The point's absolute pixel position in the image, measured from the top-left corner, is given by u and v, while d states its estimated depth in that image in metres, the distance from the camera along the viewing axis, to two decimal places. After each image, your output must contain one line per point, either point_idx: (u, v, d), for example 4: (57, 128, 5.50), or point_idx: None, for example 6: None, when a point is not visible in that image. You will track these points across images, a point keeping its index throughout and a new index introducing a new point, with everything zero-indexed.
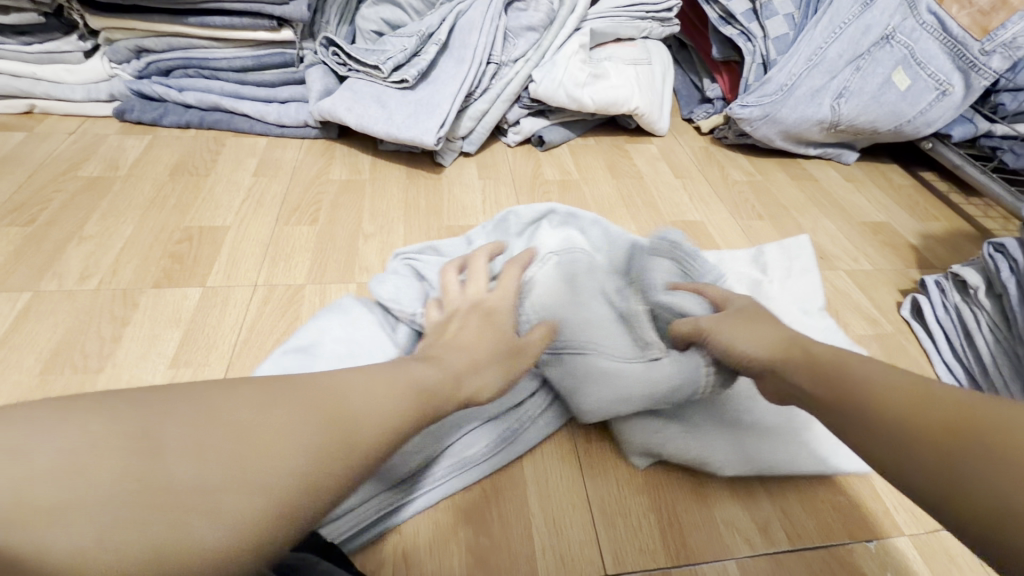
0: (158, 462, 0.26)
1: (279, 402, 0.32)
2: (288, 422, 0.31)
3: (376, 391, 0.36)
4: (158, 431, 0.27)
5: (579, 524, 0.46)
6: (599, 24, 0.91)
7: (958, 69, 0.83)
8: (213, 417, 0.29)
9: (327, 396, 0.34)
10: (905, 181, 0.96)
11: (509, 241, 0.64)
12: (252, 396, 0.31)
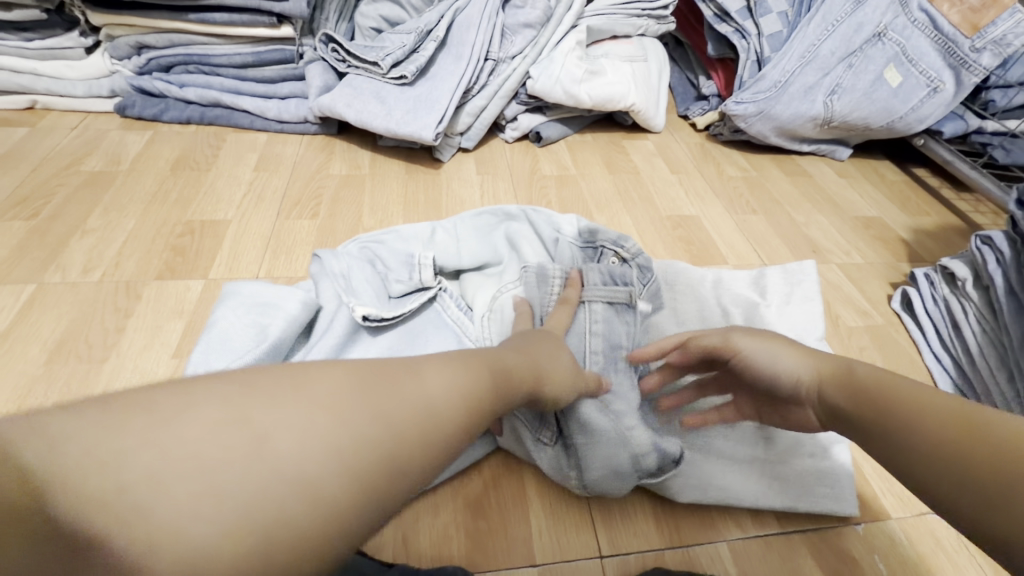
0: (263, 454, 0.24)
1: (363, 384, 0.29)
2: (376, 404, 0.28)
3: (458, 372, 0.34)
4: (261, 418, 0.25)
5: (575, 508, 0.47)
6: (596, 22, 0.92)
7: (948, 66, 0.85)
8: (314, 403, 0.27)
9: (415, 379, 0.31)
10: (898, 177, 0.98)
11: (471, 235, 0.66)
12: (335, 376, 0.28)
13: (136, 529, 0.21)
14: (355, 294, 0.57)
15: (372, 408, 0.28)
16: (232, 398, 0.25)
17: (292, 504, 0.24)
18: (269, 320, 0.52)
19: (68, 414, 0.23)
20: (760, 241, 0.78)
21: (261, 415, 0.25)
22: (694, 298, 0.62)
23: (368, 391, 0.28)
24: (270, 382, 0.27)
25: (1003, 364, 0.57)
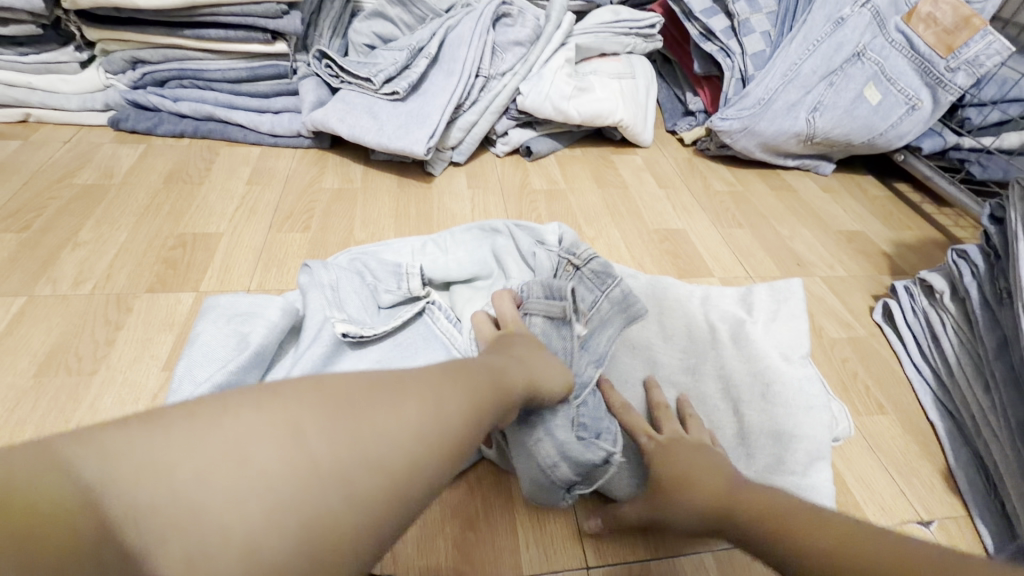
0: (303, 446, 0.26)
1: (385, 393, 0.30)
2: (398, 414, 0.30)
3: (471, 384, 0.35)
4: (299, 416, 0.27)
5: (562, 520, 0.48)
6: (584, 40, 0.95)
7: (925, 84, 0.88)
8: (345, 402, 0.29)
9: (433, 381, 0.33)
10: (880, 191, 1.00)
11: (461, 248, 0.67)
12: (359, 386, 0.30)
13: (196, 529, 0.23)
14: (343, 305, 0.57)
15: (395, 417, 0.29)
16: (272, 407, 0.27)
17: (331, 501, 0.26)
18: (261, 333, 0.52)
19: (134, 424, 0.25)
20: (745, 254, 0.80)
21: (297, 425, 0.27)
22: (680, 311, 0.63)
23: (389, 400, 0.30)
24: (304, 390, 0.29)
25: (979, 375, 0.58)
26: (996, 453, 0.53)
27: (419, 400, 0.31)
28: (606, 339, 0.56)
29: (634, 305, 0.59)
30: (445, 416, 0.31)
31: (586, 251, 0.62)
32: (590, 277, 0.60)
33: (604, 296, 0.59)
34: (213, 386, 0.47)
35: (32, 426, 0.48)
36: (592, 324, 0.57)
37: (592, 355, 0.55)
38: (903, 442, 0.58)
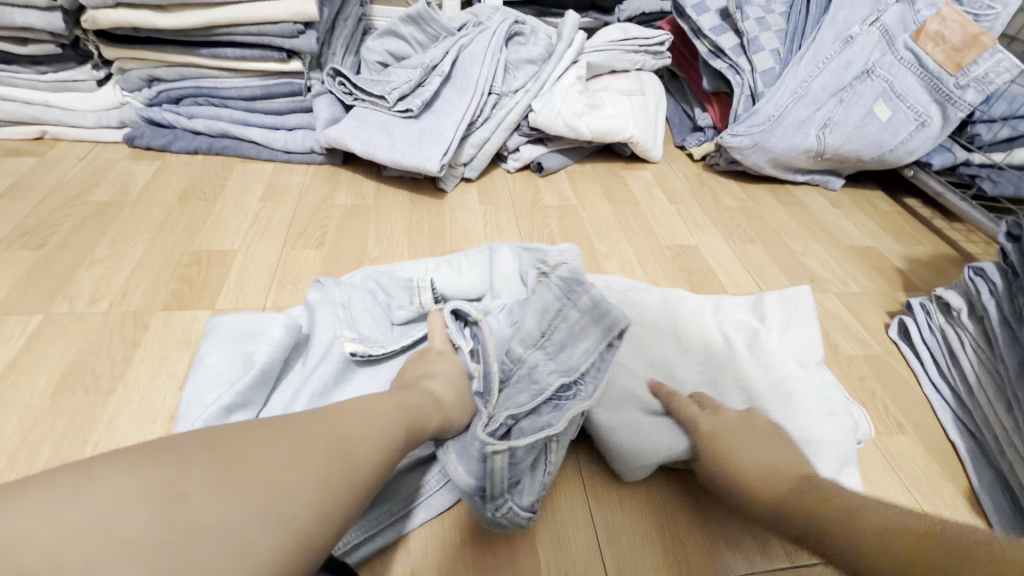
0: (186, 506, 0.25)
1: (284, 439, 0.30)
2: (300, 457, 0.30)
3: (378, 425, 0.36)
4: (185, 476, 0.26)
5: (584, 541, 0.47)
6: (595, 58, 0.95)
7: (935, 101, 0.88)
8: (244, 453, 0.28)
9: (340, 425, 0.33)
10: (890, 207, 1.00)
11: (471, 267, 0.66)
12: (255, 433, 0.30)
13: None
14: (354, 323, 0.57)
15: (294, 459, 0.29)
16: (152, 463, 0.26)
17: (219, 561, 0.24)
18: (265, 353, 0.51)
19: None
20: (758, 270, 0.80)
21: (181, 479, 0.26)
22: (696, 328, 0.63)
23: (291, 441, 0.30)
24: (185, 445, 0.28)
25: (1001, 394, 0.57)
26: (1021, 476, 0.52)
27: (322, 443, 0.31)
28: (578, 350, 0.52)
29: (611, 312, 0.53)
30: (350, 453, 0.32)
31: (557, 261, 0.60)
32: (558, 286, 0.56)
33: (572, 305, 0.54)
34: (219, 407, 0.46)
35: (49, 446, 0.48)
36: (560, 336, 0.53)
37: (559, 365, 0.51)
38: (925, 462, 0.57)
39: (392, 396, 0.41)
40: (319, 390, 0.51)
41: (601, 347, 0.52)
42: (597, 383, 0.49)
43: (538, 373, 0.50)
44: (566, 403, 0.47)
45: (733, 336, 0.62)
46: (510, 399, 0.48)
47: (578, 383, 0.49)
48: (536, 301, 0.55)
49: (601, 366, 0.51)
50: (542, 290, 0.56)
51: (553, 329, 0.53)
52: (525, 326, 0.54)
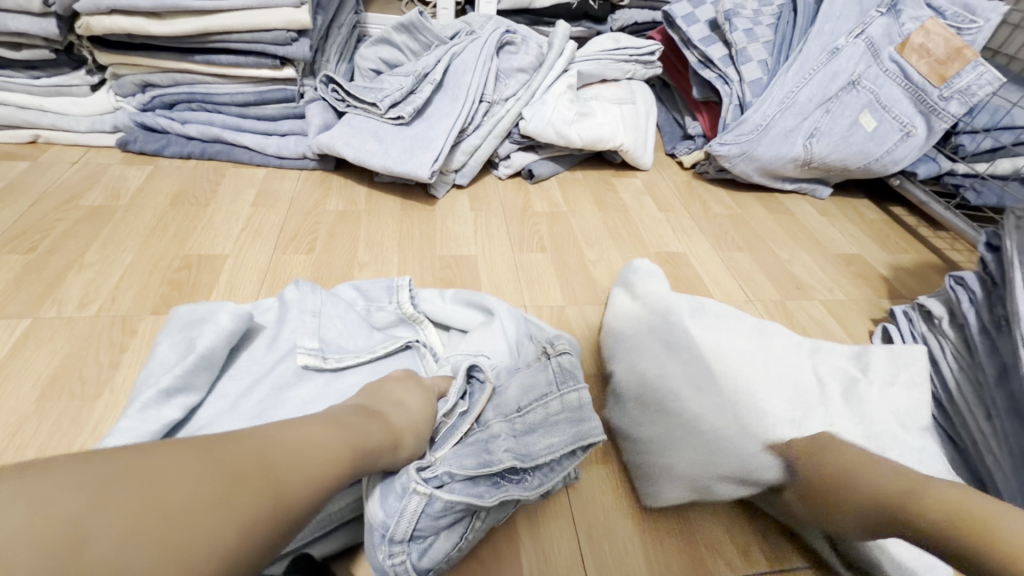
0: (80, 552, 0.23)
1: (204, 470, 0.28)
2: (217, 493, 0.27)
3: (315, 450, 0.33)
4: (87, 515, 0.24)
5: (567, 546, 0.47)
6: (586, 67, 0.97)
7: (920, 112, 0.90)
8: (159, 489, 0.26)
9: (274, 457, 0.31)
10: (876, 215, 1.01)
11: (462, 309, 0.62)
12: (170, 461, 0.27)
13: None
14: (320, 331, 0.57)
15: (210, 494, 0.27)
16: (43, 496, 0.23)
17: None
18: (207, 340, 0.52)
19: None
20: (746, 278, 0.81)
21: (74, 520, 0.23)
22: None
23: (211, 473, 0.28)
24: (85, 471, 0.25)
25: (981, 401, 0.58)
26: (999, 481, 0.53)
27: (245, 477, 0.29)
28: (544, 440, 0.46)
29: (591, 423, 0.46)
30: (275, 486, 0.30)
31: (563, 343, 0.52)
32: (555, 371, 0.50)
33: (558, 396, 0.48)
34: (159, 390, 0.48)
35: (34, 451, 0.48)
36: (535, 416, 0.47)
37: (519, 445, 0.45)
38: None
39: (336, 421, 0.38)
40: (278, 382, 0.53)
41: (565, 450, 0.45)
42: (544, 479, 0.45)
43: (496, 446, 0.44)
44: (505, 488, 0.43)
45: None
46: (455, 455, 0.43)
47: (528, 472, 0.44)
48: (527, 373, 0.50)
49: (557, 467, 0.46)
50: (536, 367, 0.50)
51: (532, 407, 0.47)
52: (507, 394, 0.49)
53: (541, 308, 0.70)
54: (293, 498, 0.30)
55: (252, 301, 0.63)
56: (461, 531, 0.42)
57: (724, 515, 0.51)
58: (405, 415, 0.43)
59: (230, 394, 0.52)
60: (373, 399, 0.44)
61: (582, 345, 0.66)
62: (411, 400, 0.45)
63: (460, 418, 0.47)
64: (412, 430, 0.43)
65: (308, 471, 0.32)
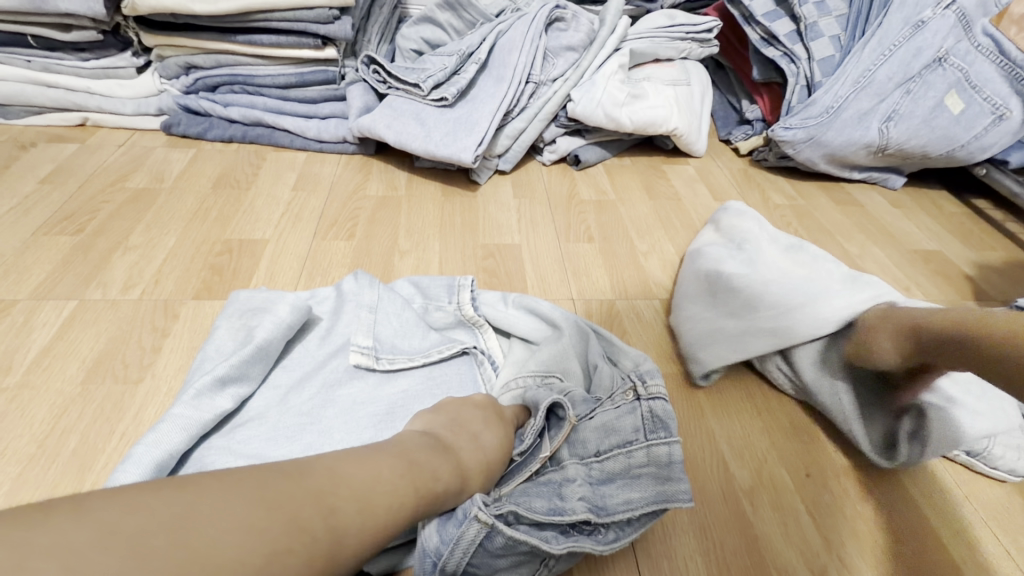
0: None
1: (259, 515, 0.27)
2: (259, 542, 0.26)
3: (372, 491, 0.32)
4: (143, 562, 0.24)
5: (623, 567, 0.43)
6: (639, 45, 0.91)
7: (1015, 93, 0.81)
8: (214, 539, 0.25)
9: (330, 503, 0.30)
10: (956, 208, 0.92)
11: (526, 320, 0.57)
12: (211, 506, 0.26)
13: None
14: (375, 329, 0.54)
15: (254, 546, 0.26)
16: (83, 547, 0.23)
17: None
18: (266, 330, 0.52)
19: None
20: None
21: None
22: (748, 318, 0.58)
23: (255, 519, 0.27)
24: (140, 509, 0.25)
25: None
26: None
27: (292, 525, 0.27)
28: (623, 494, 0.42)
29: (677, 486, 0.42)
30: (325, 539, 0.28)
31: (658, 383, 0.47)
32: (644, 417, 0.45)
33: (645, 447, 0.44)
34: (213, 378, 0.47)
35: (77, 436, 0.47)
36: (615, 465, 0.43)
37: (594, 495, 0.41)
38: (1006, 494, 0.51)
39: (405, 453, 0.36)
40: (329, 379, 0.52)
41: (645, 509, 0.41)
42: (618, 534, 0.40)
43: (567, 497, 0.40)
44: (576, 540, 0.39)
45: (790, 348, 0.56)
46: (524, 495, 0.40)
47: (602, 526, 0.40)
48: (610, 413, 0.46)
49: (636, 523, 0.41)
50: (623, 409, 0.46)
51: (613, 453, 0.44)
52: (583, 436, 0.45)
53: (589, 302, 0.66)
54: (344, 551, 0.29)
55: (310, 289, 0.62)
56: (524, 572, 0.39)
57: (797, 538, 0.46)
58: (476, 449, 0.40)
59: (283, 386, 0.51)
60: (447, 427, 0.41)
61: (634, 342, 0.61)
62: (486, 435, 0.42)
63: (533, 455, 0.43)
64: (483, 470, 0.40)
65: (360, 514, 0.30)
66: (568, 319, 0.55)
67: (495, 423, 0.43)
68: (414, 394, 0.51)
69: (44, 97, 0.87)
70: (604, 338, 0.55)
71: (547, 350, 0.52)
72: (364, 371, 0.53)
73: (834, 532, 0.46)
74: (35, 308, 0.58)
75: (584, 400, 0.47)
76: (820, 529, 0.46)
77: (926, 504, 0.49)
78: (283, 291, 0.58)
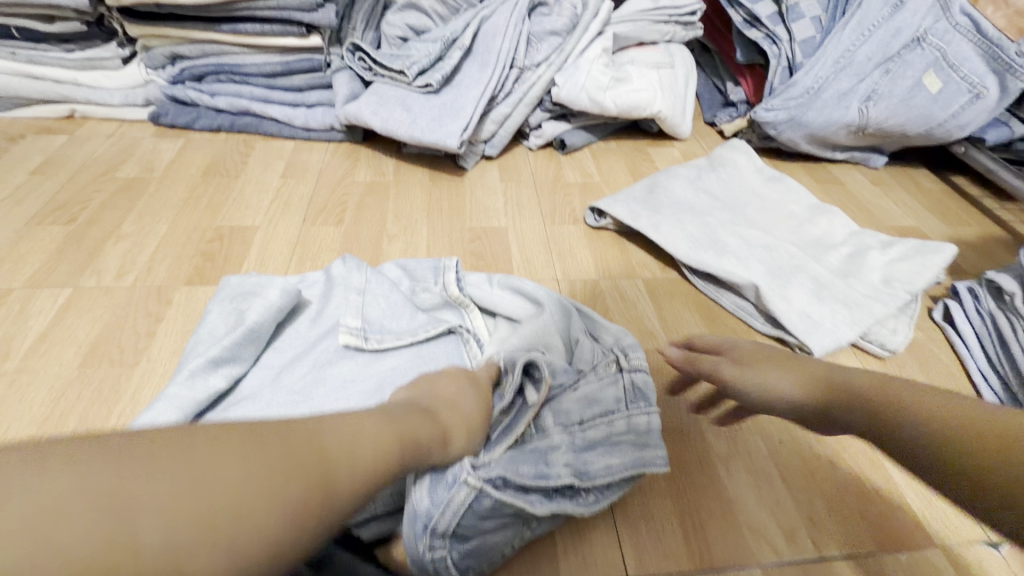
0: (134, 523, 0.25)
1: (255, 454, 0.29)
2: (256, 475, 0.28)
3: (360, 438, 0.34)
4: (142, 493, 0.26)
5: (601, 527, 0.45)
6: (622, 29, 0.91)
7: (992, 71, 0.81)
8: (208, 473, 0.27)
9: (316, 446, 0.31)
10: (935, 185, 0.94)
11: (506, 300, 0.58)
12: (207, 445, 0.28)
13: None
14: (362, 311, 0.56)
15: (249, 478, 0.28)
16: (96, 474, 0.26)
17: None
18: (257, 312, 0.53)
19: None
20: None
21: (122, 496, 0.25)
22: (719, 269, 0.65)
23: (239, 476, 0.28)
24: (144, 446, 0.27)
25: None
26: None
27: (286, 463, 0.30)
28: (604, 460, 0.44)
29: (654, 452, 0.45)
30: (318, 474, 0.30)
31: (637, 357, 0.50)
32: (625, 389, 0.48)
33: (624, 417, 0.46)
34: (207, 359, 0.49)
35: (76, 417, 0.49)
36: (597, 433, 0.45)
37: (577, 458, 0.43)
38: None
39: (393, 416, 0.38)
40: (320, 358, 0.54)
41: (624, 474, 0.43)
42: (596, 498, 0.43)
43: (552, 462, 0.42)
44: (559, 503, 0.41)
45: (740, 285, 0.64)
46: (512, 460, 0.41)
47: (584, 489, 0.43)
48: (593, 384, 0.48)
49: (615, 487, 0.44)
50: (605, 381, 0.48)
51: (595, 422, 0.46)
52: (563, 404, 0.47)
53: (573, 281, 0.67)
54: (337, 487, 0.31)
55: (300, 273, 0.63)
56: (508, 534, 0.41)
57: (767, 498, 0.48)
58: (460, 419, 0.42)
59: (275, 365, 0.53)
60: (427, 396, 0.43)
61: (617, 319, 0.63)
62: (467, 399, 0.44)
63: (519, 416, 0.45)
64: (463, 428, 0.42)
65: (350, 457, 0.32)
66: (547, 298, 0.57)
67: (474, 388, 0.45)
68: (402, 372, 0.53)
69: (31, 89, 0.87)
70: (587, 317, 0.57)
71: (531, 327, 0.54)
72: (353, 350, 0.55)
73: (803, 492, 0.49)
74: (30, 297, 0.59)
75: (566, 371, 0.49)
76: (790, 492, 0.49)
77: (887, 461, 0.52)
78: (275, 276, 0.60)
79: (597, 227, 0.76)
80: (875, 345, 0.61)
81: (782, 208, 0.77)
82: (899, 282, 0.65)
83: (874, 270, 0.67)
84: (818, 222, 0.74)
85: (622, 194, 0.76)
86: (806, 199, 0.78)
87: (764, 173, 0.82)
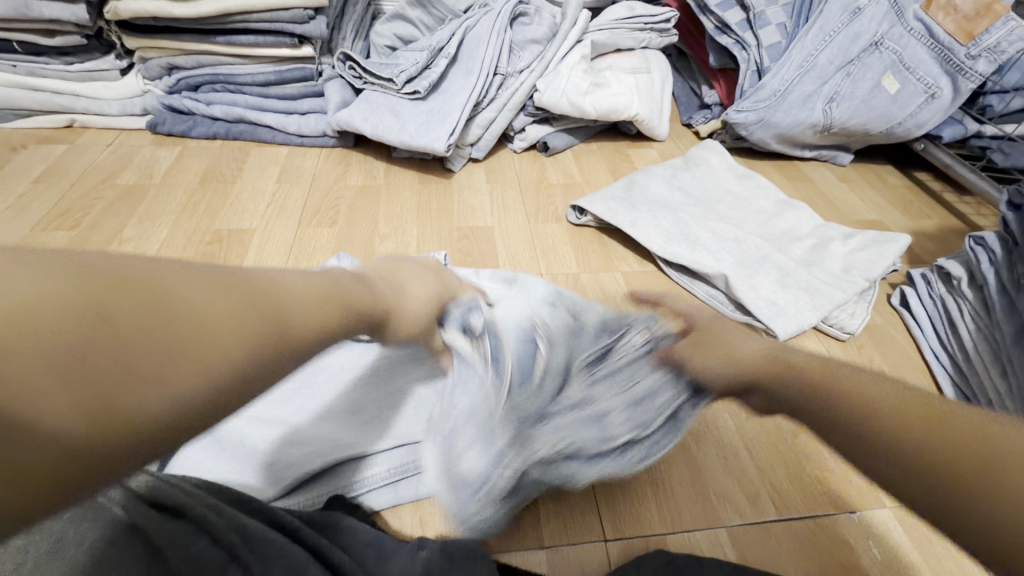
0: (107, 330, 0.22)
1: (220, 288, 0.27)
2: (227, 304, 0.26)
3: (315, 296, 0.32)
4: (109, 304, 0.23)
5: (581, 495, 0.49)
6: (599, 36, 0.96)
7: (945, 72, 0.87)
8: (177, 297, 0.25)
9: (275, 296, 0.29)
10: (898, 180, 1.00)
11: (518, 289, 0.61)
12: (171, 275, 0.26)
13: None
14: None
15: (221, 307, 0.26)
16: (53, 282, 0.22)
17: (137, 394, 0.22)
18: None
19: None
20: None
21: (89, 303, 0.22)
22: (691, 260, 0.70)
23: (201, 300, 0.25)
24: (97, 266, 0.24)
25: (997, 360, 0.57)
26: None
27: (252, 301, 0.28)
28: (626, 419, 0.47)
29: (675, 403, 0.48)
30: (279, 318, 0.28)
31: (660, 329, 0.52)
32: (655, 360, 0.49)
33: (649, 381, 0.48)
34: None
35: None
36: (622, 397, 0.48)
37: (596, 423, 0.46)
38: None
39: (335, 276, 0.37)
40: None
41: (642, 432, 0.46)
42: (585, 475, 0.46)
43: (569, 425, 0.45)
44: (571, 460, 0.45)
45: (710, 275, 0.68)
46: (531, 424, 0.45)
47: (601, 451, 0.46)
48: (618, 355, 0.51)
49: (635, 449, 0.46)
50: (633, 354, 0.50)
51: (624, 389, 0.48)
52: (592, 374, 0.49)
53: (556, 275, 0.72)
54: (296, 334, 0.29)
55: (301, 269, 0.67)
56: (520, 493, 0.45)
57: (732, 467, 0.52)
58: (403, 301, 0.42)
59: None
60: (377, 273, 0.43)
61: None
62: (413, 288, 0.44)
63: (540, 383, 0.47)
64: (412, 316, 0.43)
65: (307, 310, 0.31)
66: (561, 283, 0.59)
67: (427, 283, 0.46)
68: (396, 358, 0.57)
69: (32, 100, 0.91)
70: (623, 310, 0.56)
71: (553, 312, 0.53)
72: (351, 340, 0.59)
73: (766, 461, 0.53)
74: None
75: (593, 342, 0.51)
76: (753, 461, 0.53)
77: None
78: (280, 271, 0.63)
79: (578, 225, 0.80)
80: (836, 328, 0.66)
81: (753, 203, 0.82)
82: (858, 270, 0.70)
83: (836, 259, 0.72)
84: (785, 216, 0.79)
85: (601, 193, 0.81)
86: (776, 195, 0.83)
87: (737, 171, 0.87)
